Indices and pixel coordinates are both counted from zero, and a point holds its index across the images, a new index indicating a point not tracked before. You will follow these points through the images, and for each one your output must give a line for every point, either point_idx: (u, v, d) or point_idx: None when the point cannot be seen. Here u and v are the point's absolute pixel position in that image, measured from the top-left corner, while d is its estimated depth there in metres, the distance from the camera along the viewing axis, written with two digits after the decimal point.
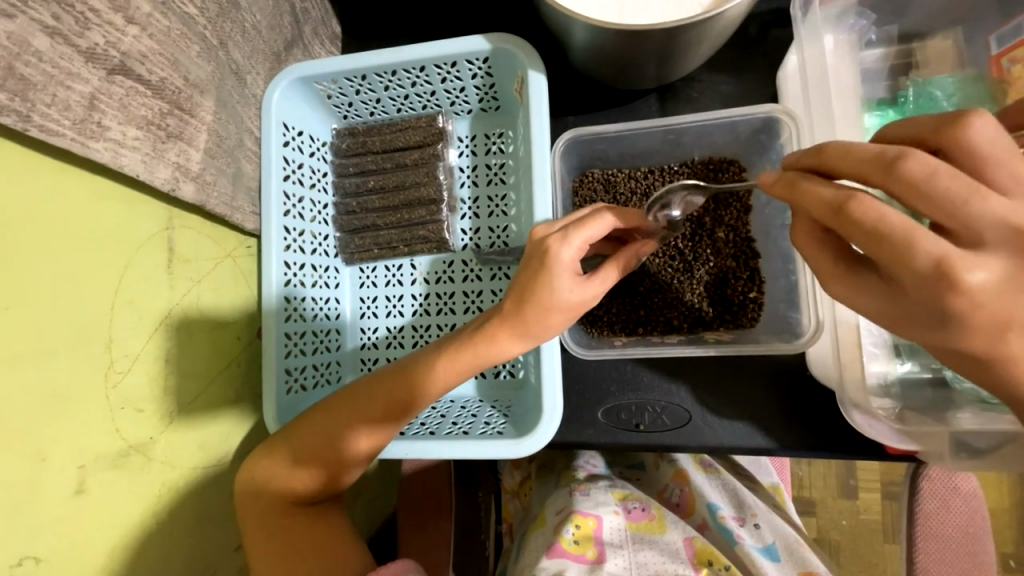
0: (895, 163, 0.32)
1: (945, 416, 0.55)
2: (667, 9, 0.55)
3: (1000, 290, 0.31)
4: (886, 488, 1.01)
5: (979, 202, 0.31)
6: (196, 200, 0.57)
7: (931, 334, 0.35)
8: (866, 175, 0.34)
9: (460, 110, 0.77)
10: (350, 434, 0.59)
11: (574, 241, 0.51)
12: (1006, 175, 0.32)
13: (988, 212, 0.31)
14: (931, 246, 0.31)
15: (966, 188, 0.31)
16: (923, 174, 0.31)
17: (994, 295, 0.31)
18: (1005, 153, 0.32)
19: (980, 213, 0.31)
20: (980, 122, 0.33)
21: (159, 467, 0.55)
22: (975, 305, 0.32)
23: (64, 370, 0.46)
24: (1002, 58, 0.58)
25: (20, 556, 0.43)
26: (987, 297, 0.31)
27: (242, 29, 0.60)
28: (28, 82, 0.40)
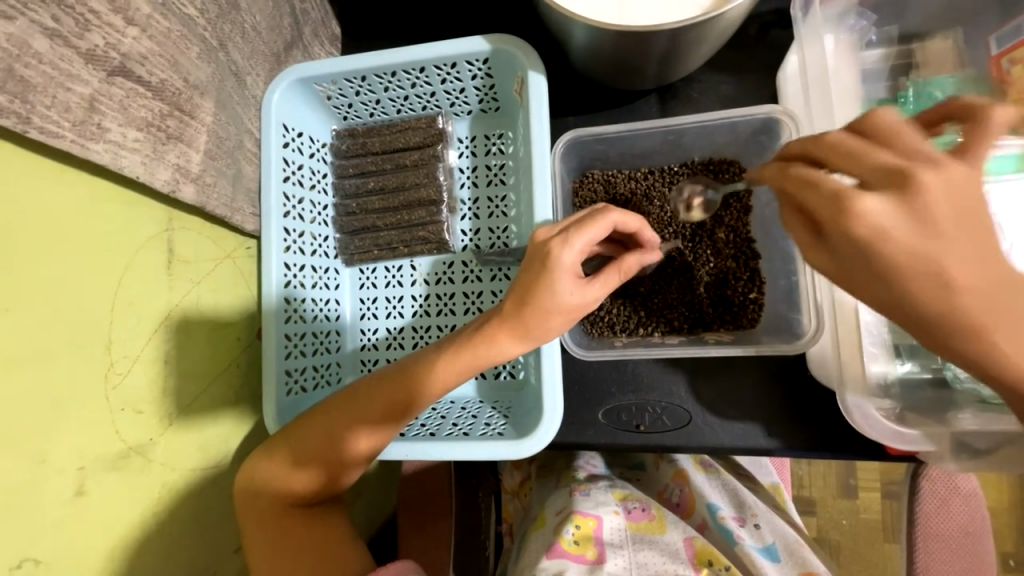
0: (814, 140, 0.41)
1: (946, 418, 0.55)
2: (668, 9, 0.54)
3: (893, 219, 0.35)
4: (886, 487, 1.01)
5: (867, 156, 0.37)
6: (196, 201, 0.57)
7: (878, 285, 0.38)
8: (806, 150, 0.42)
9: (460, 111, 0.77)
10: (350, 435, 0.59)
11: (575, 244, 0.52)
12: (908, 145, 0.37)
13: (877, 161, 0.36)
14: (832, 184, 0.37)
15: (861, 146, 0.38)
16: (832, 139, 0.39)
17: (891, 221, 0.35)
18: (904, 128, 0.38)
19: (868, 162, 0.37)
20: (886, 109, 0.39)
21: (159, 469, 0.55)
22: (880, 233, 0.35)
23: (63, 372, 0.46)
24: (1001, 58, 0.58)
25: (20, 557, 0.43)
26: (886, 222, 0.35)
27: (242, 30, 0.60)
28: (28, 84, 0.40)
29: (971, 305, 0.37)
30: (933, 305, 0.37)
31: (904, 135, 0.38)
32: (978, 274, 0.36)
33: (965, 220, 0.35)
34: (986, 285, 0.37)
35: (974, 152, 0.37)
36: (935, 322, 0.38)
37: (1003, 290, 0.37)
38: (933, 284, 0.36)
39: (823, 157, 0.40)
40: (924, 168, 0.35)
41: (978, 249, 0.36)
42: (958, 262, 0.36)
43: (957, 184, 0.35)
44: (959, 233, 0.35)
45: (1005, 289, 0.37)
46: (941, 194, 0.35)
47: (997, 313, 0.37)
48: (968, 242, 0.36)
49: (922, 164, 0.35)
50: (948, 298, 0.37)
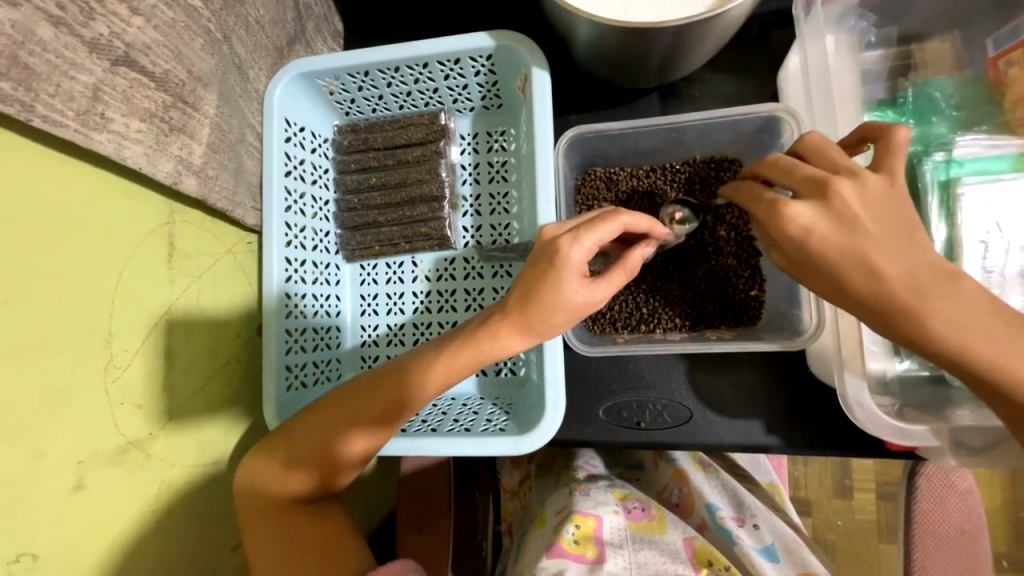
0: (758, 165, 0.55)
1: (944, 414, 0.56)
2: (672, 9, 0.54)
3: (817, 218, 0.47)
4: (881, 488, 1.02)
5: (799, 169, 0.49)
6: (197, 194, 0.56)
7: (821, 277, 0.48)
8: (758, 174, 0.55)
9: (462, 108, 0.77)
10: (348, 435, 0.59)
11: (585, 243, 0.52)
12: (829, 162, 0.50)
13: (807, 173, 0.49)
14: (768, 195, 0.50)
15: (794, 162, 0.50)
16: (773, 159, 0.52)
17: (815, 220, 0.47)
18: (830, 149, 0.50)
19: (799, 174, 0.49)
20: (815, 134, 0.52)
21: (157, 465, 0.54)
22: (808, 230, 0.47)
23: (63, 364, 0.46)
24: (998, 60, 0.59)
25: (16, 552, 0.42)
26: (811, 222, 0.47)
27: (245, 24, 0.60)
28: (32, 72, 0.40)
29: (901, 290, 0.45)
30: (867, 289, 0.46)
31: (829, 154, 0.50)
32: (900, 263, 0.46)
33: (880, 217, 0.47)
34: (911, 273, 0.46)
35: (885, 166, 0.49)
36: (879, 307, 0.46)
37: (930, 278, 0.45)
38: (860, 269, 0.46)
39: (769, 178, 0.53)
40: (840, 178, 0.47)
41: (896, 241, 0.46)
42: (880, 253, 0.46)
43: (869, 190, 0.47)
44: (877, 228, 0.46)
45: (932, 277, 0.45)
46: (856, 198, 0.47)
47: (929, 298, 0.45)
48: (887, 235, 0.46)
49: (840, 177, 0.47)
50: (877, 283, 0.46)
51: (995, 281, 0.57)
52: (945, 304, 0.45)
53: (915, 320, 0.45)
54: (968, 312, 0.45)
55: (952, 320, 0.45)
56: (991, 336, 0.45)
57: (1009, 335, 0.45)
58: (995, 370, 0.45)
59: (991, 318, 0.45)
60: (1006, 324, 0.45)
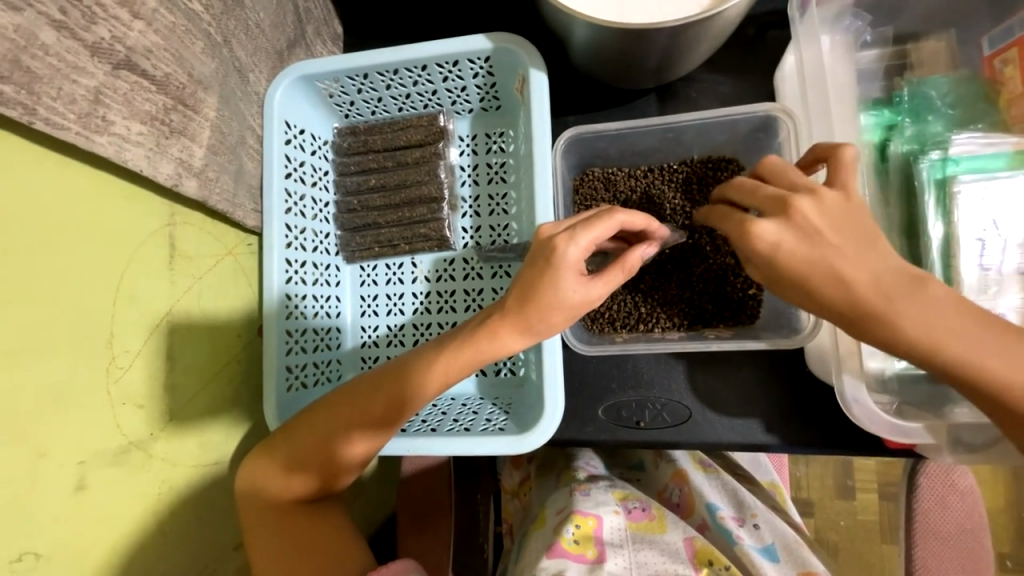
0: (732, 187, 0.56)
1: (943, 411, 0.56)
2: (668, 9, 0.54)
3: (783, 234, 0.48)
4: (884, 488, 1.02)
5: (761, 191, 0.51)
6: (198, 196, 0.57)
7: (794, 290, 0.49)
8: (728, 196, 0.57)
9: (460, 110, 0.78)
10: (347, 437, 0.59)
11: (581, 241, 0.52)
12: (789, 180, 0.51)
13: (769, 193, 0.50)
14: (735, 216, 0.52)
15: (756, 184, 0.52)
16: (738, 183, 0.54)
17: (780, 235, 0.48)
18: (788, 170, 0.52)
19: (761, 195, 0.51)
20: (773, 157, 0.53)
21: (158, 465, 0.55)
22: (774, 246, 0.48)
23: (66, 365, 0.46)
24: (994, 58, 0.60)
25: (19, 551, 0.43)
26: (777, 238, 0.48)
27: (245, 27, 0.61)
28: (34, 75, 0.40)
29: (870, 295, 0.46)
30: (837, 298, 0.47)
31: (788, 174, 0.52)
32: (867, 270, 0.46)
33: (844, 228, 0.47)
34: (879, 280, 0.46)
35: (839, 179, 0.50)
36: (851, 315, 0.47)
37: (896, 282, 0.46)
38: (829, 278, 0.47)
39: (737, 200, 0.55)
40: (800, 194, 0.48)
41: (861, 250, 0.47)
42: (846, 263, 0.46)
43: (830, 205, 0.48)
44: (840, 240, 0.47)
45: (899, 282, 0.46)
46: (816, 212, 0.48)
47: (898, 302, 0.45)
48: (850, 245, 0.47)
49: (800, 193, 0.48)
50: (847, 291, 0.46)
51: (992, 279, 0.57)
52: (915, 308, 0.45)
53: (888, 325, 0.46)
54: (939, 314, 0.45)
55: (924, 323, 0.45)
56: (964, 337, 0.45)
57: (981, 333, 0.45)
58: (972, 370, 0.45)
59: (962, 318, 0.45)
60: (978, 323, 0.45)
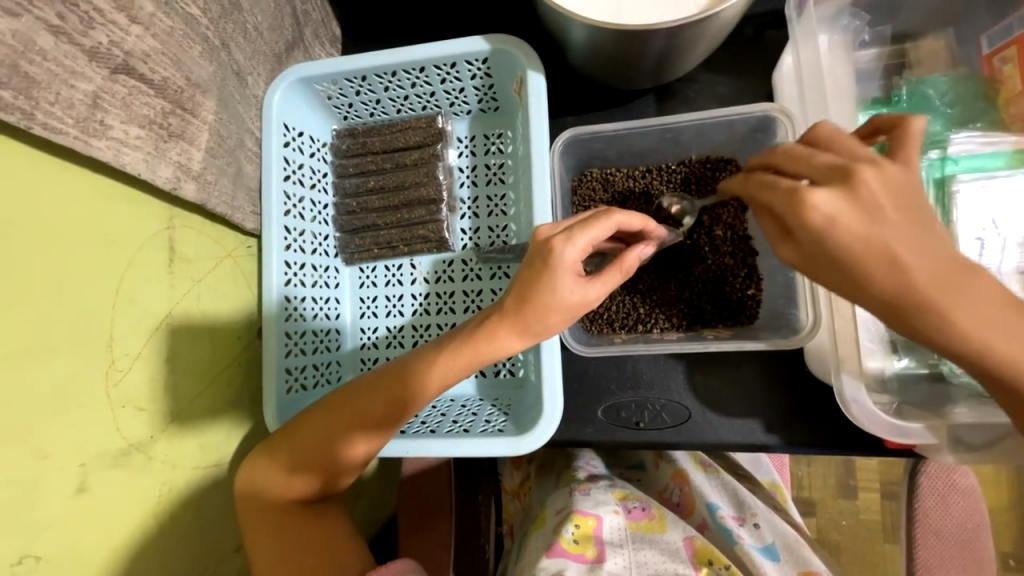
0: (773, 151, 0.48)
1: (942, 411, 0.56)
2: (666, 10, 0.54)
3: (843, 207, 0.41)
4: (885, 488, 1.01)
5: (817, 157, 0.44)
6: (197, 199, 0.57)
7: (839, 272, 0.43)
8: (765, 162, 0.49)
9: (459, 111, 0.78)
10: (348, 438, 0.59)
11: (578, 242, 0.52)
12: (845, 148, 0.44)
13: (826, 161, 0.43)
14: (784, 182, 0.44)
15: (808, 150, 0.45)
16: (787, 147, 0.46)
17: (838, 208, 0.41)
18: (844, 139, 0.45)
19: (819, 162, 0.43)
20: (827, 123, 0.47)
21: (159, 467, 0.55)
22: (830, 220, 0.41)
23: (66, 369, 0.47)
24: (993, 57, 0.59)
25: (20, 554, 0.43)
26: (834, 210, 0.41)
27: (243, 31, 0.61)
28: (32, 80, 0.40)
29: (923, 283, 0.42)
30: (889, 287, 0.42)
31: (845, 142, 0.45)
32: (926, 258, 0.41)
33: (905, 207, 0.41)
34: (933, 267, 0.42)
35: (902, 156, 0.44)
36: (897, 304, 0.43)
37: (951, 271, 0.42)
38: (884, 263, 0.41)
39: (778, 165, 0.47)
40: (866, 165, 0.42)
41: (922, 233, 0.42)
42: (908, 248, 0.41)
43: (896, 178, 0.42)
44: (902, 221, 0.41)
45: (952, 270, 0.42)
46: (882, 185, 0.41)
47: (948, 291, 0.42)
48: (912, 228, 0.41)
49: (864, 163, 0.42)
50: (901, 280, 0.42)
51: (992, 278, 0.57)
52: (965, 300, 0.42)
53: (936, 317, 0.42)
54: (984, 307, 0.42)
55: (970, 316, 0.42)
56: (1005, 330, 0.43)
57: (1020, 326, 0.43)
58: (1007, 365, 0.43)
59: (1002, 310, 0.43)
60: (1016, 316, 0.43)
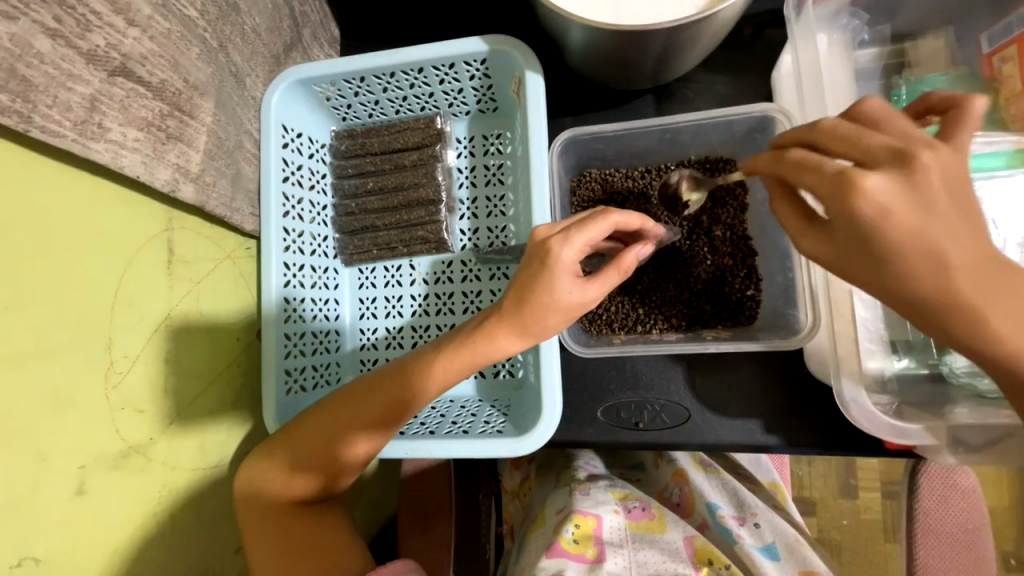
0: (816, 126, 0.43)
1: (942, 412, 0.56)
2: (664, 9, 0.54)
3: (896, 194, 0.37)
4: (886, 487, 1.01)
5: (868, 137, 0.40)
6: (196, 201, 0.57)
7: (879, 269, 0.41)
8: (802, 140, 0.45)
9: (458, 112, 0.78)
10: (348, 438, 0.59)
11: (576, 243, 0.52)
12: (898, 128, 0.40)
13: (879, 141, 0.39)
14: (832, 166, 0.40)
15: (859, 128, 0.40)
16: (831, 125, 0.42)
17: (892, 198, 0.37)
18: (894, 117, 0.42)
19: (871, 142, 0.39)
20: (874, 99, 0.43)
21: (159, 468, 0.55)
22: (882, 212, 0.38)
23: (65, 372, 0.47)
24: (993, 56, 0.59)
25: (19, 557, 0.43)
26: (889, 200, 0.37)
27: (242, 32, 0.61)
28: (30, 84, 0.40)
29: (964, 285, 0.40)
30: (931, 287, 0.40)
31: (895, 121, 0.41)
32: (973, 258, 0.39)
33: (959, 200, 0.38)
34: (977, 268, 0.40)
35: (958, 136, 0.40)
36: (933, 304, 0.41)
37: (994, 271, 0.40)
38: (929, 262, 0.39)
39: (819, 144, 0.43)
40: (923, 147, 0.38)
41: (975, 230, 0.39)
42: (956, 246, 0.39)
43: (954, 164, 0.38)
44: (956, 215, 0.38)
45: (994, 270, 0.40)
46: (939, 172, 0.38)
47: (987, 293, 0.40)
48: (964, 224, 0.39)
49: (921, 144, 0.38)
50: (945, 280, 0.40)
51: None
52: (1005, 303, 0.40)
53: (972, 320, 0.41)
54: None
55: (1009, 319, 0.41)
56: None
57: None
58: None
59: None
60: None
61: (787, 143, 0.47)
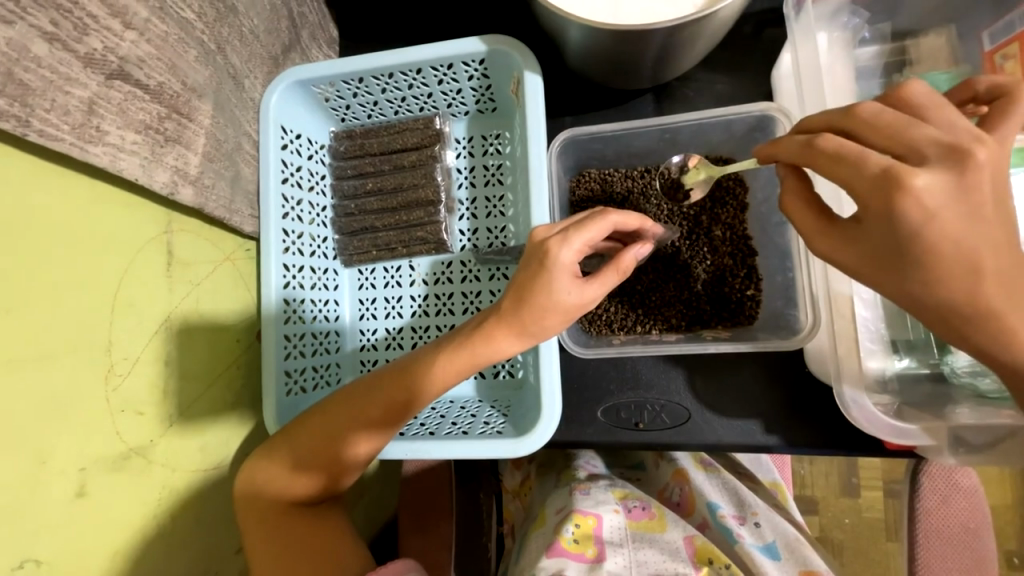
0: (852, 111, 0.41)
1: (943, 412, 0.56)
2: (661, 8, 0.54)
3: (943, 194, 0.37)
4: (888, 486, 1.01)
5: (915, 129, 0.38)
6: (194, 203, 0.57)
7: (910, 272, 0.41)
8: (833, 125, 0.43)
9: (457, 112, 0.78)
10: (350, 437, 0.60)
11: (574, 244, 0.52)
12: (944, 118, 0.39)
13: (926, 134, 0.38)
14: (878, 162, 0.38)
15: (904, 119, 0.39)
16: (872, 112, 0.40)
17: (941, 200, 0.37)
18: (940, 105, 0.39)
19: (918, 135, 0.38)
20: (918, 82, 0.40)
21: (159, 470, 0.55)
22: (928, 215, 0.38)
23: (65, 374, 0.47)
24: (995, 54, 0.58)
25: (21, 558, 0.43)
26: (937, 202, 0.37)
27: (240, 34, 0.61)
28: (27, 88, 0.40)
29: (992, 292, 0.40)
30: (959, 293, 0.41)
31: (940, 109, 0.39)
32: (1003, 265, 0.40)
33: (999, 206, 0.39)
34: (1006, 276, 0.40)
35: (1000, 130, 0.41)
36: (956, 310, 0.42)
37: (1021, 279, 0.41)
38: (963, 267, 0.40)
39: (853, 132, 0.41)
40: (973, 142, 0.37)
41: (1008, 236, 0.40)
42: (990, 252, 0.39)
43: (998, 160, 0.38)
44: (995, 221, 0.39)
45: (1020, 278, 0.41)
46: (988, 172, 0.38)
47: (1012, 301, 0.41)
48: (999, 231, 0.39)
49: (972, 140, 0.37)
50: (974, 287, 0.40)
51: None
52: None
53: (995, 327, 0.42)
54: None
55: None
56: None
57: None
58: None
59: None
60: None
61: (815, 126, 0.44)
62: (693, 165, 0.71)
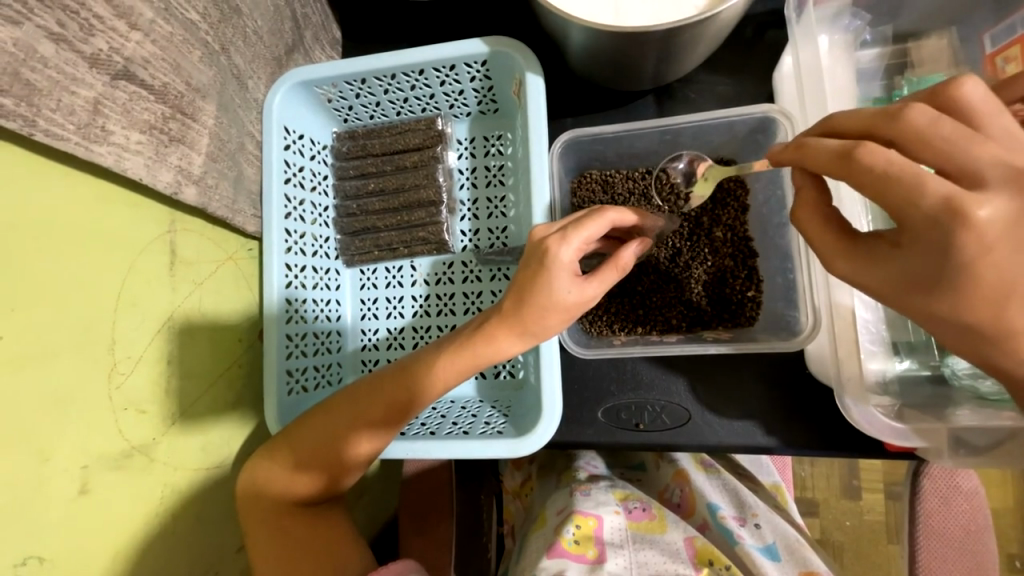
0: (898, 113, 0.36)
1: (944, 414, 0.55)
2: (663, 10, 0.54)
3: (1007, 229, 0.33)
4: (889, 488, 1.01)
5: (976, 146, 0.33)
6: (197, 203, 0.57)
7: (938, 297, 0.37)
8: (874, 130, 0.38)
9: (459, 113, 0.78)
10: (351, 436, 0.60)
11: (573, 241, 0.52)
12: (1000, 128, 0.35)
13: (989, 155, 0.33)
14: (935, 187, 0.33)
15: (963, 133, 0.34)
16: (926, 122, 0.34)
17: (1000, 235, 0.33)
18: (995, 111, 0.36)
19: (977, 155, 0.33)
20: (971, 83, 0.36)
21: (160, 468, 0.55)
22: (984, 249, 0.33)
23: (67, 374, 0.47)
24: (996, 56, 0.58)
25: (23, 556, 0.43)
26: (994, 237, 0.33)
27: (244, 35, 0.61)
28: (34, 88, 0.41)
29: None
30: (991, 320, 0.36)
31: (995, 118, 0.36)
32: None
33: None
34: None
35: None
36: (987, 335, 0.37)
37: None
38: (999, 295, 0.35)
39: (898, 142, 0.36)
40: None
41: None
42: None
43: None
44: None
45: None
46: None
47: None
48: None
49: None
50: (1000, 313, 0.36)
51: None
52: None
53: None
54: None
55: None
56: None
57: None
58: None
59: None
60: None
61: (842, 127, 0.40)
62: (701, 174, 0.70)
